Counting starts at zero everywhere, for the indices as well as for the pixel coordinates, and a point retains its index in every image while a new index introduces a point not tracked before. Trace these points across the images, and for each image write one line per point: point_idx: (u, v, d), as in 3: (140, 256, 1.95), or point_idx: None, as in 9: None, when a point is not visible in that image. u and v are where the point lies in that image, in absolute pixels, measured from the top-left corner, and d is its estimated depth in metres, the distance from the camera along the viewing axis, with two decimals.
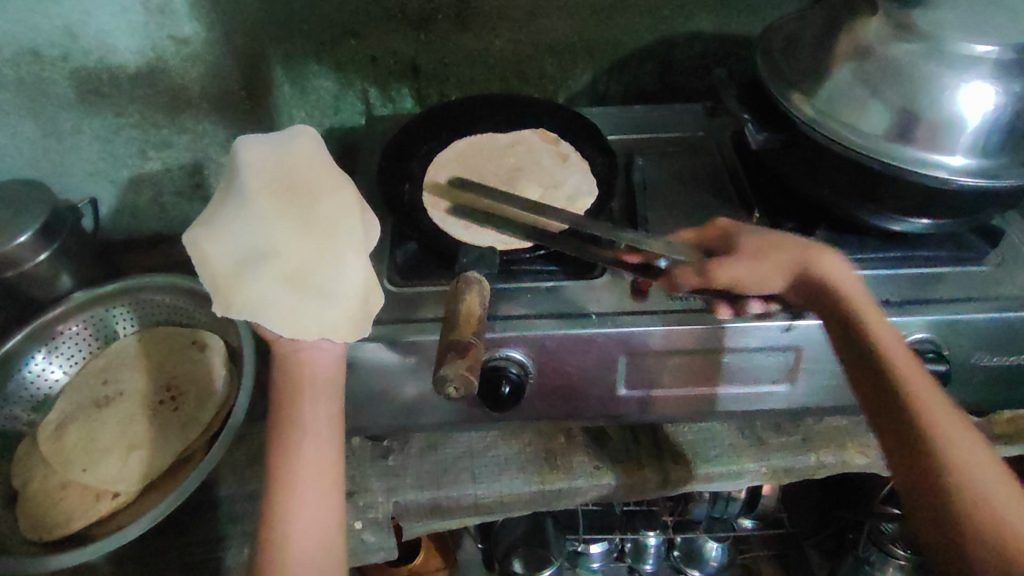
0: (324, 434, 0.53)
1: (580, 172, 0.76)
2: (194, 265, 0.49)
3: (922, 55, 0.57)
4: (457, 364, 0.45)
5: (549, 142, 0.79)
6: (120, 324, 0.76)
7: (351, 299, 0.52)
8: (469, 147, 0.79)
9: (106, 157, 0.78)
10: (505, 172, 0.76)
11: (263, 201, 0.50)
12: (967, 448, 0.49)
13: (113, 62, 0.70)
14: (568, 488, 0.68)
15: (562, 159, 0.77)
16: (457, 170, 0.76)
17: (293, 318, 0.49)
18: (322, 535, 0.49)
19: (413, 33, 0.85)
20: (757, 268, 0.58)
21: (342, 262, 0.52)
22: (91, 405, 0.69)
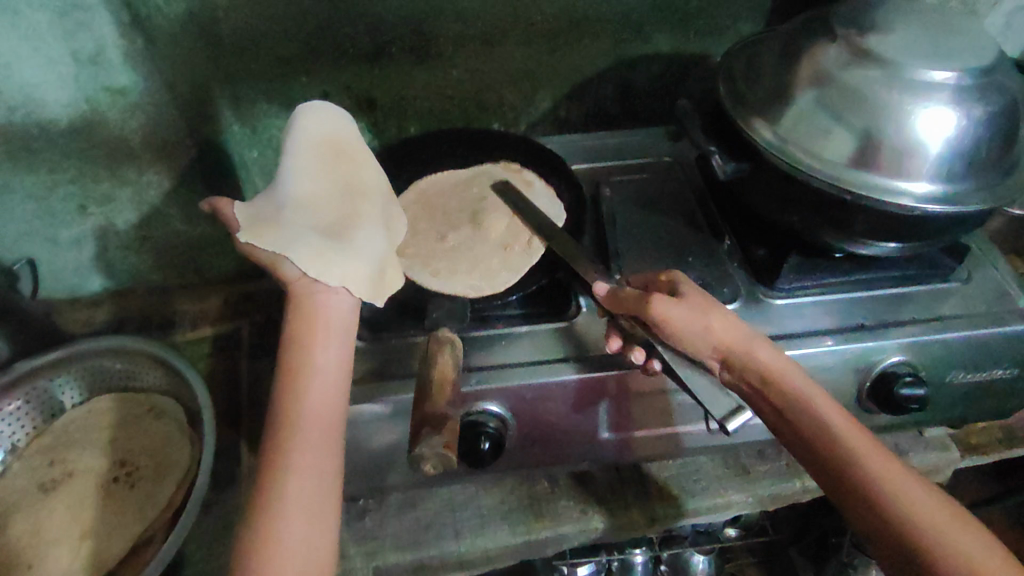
0: (332, 380, 0.49)
1: (545, 196, 0.74)
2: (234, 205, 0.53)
3: (882, 81, 0.57)
4: (434, 442, 0.42)
5: (515, 174, 0.77)
6: (64, 392, 0.70)
7: (372, 268, 0.55)
8: (432, 184, 0.76)
9: (41, 215, 0.73)
10: (471, 209, 0.74)
11: (311, 158, 0.58)
12: (936, 516, 0.44)
13: (44, 118, 0.66)
14: (555, 536, 0.66)
15: (526, 185, 0.75)
16: (420, 211, 0.74)
17: (321, 258, 0.51)
18: (320, 476, 0.46)
19: (367, 66, 0.81)
20: (691, 317, 0.53)
21: (367, 229, 0.57)
22: (36, 491, 0.64)
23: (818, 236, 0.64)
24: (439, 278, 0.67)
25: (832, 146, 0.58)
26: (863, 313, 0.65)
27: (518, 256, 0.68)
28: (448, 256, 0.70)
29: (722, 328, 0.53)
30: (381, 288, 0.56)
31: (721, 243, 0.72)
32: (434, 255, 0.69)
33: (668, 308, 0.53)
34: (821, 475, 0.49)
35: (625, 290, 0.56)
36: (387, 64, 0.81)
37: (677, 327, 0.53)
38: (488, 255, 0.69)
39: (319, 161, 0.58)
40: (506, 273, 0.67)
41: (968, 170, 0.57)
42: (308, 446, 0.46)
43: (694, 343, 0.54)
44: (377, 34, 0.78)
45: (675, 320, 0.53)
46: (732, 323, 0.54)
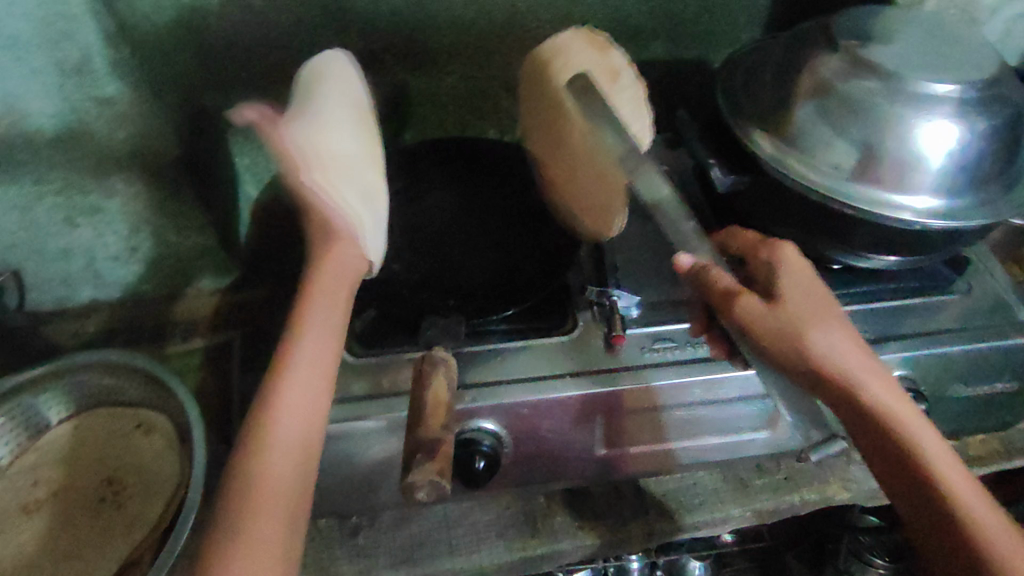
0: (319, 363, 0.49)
1: (629, 94, 0.69)
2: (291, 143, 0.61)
3: (883, 93, 0.56)
4: (427, 469, 0.41)
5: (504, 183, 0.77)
6: (49, 409, 0.69)
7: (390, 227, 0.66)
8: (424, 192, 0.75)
9: (26, 227, 0.71)
10: (463, 219, 0.73)
11: (350, 113, 0.68)
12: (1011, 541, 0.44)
13: (28, 129, 0.64)
14: (551, 553, 0.65)
15: (612, 77, 0.68)
16: (413, 223, 0.72)
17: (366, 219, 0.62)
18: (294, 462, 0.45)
19: (361, 73, 0.80)
20: (774, 316, 0.51)
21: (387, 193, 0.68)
22: (20, 511, 0.62)
23: (817, 248, 0.63)
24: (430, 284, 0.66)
25: (833, 159, 0.58)
26: (863, 327, 0.65)
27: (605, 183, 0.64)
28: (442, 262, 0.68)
29: (813, 336, 0.50)
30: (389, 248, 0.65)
31: None
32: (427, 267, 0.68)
33: (752, 312, 0.51)
34: (895, 482, 0.48)
35: (715, 272, 0.52)
36: (381, 71, 0.80)
37: (760, 330, 0.51)
38: (483, 264, 0.68)
39: (354, 117, 0.68)
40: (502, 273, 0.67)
41: (970, 184, 0.56)
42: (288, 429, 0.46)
43: (777, 344, 0.51)
44: (370, 41, 0.76)
45: (757, 316, 0.51)
46: (825, 327, 0.51)
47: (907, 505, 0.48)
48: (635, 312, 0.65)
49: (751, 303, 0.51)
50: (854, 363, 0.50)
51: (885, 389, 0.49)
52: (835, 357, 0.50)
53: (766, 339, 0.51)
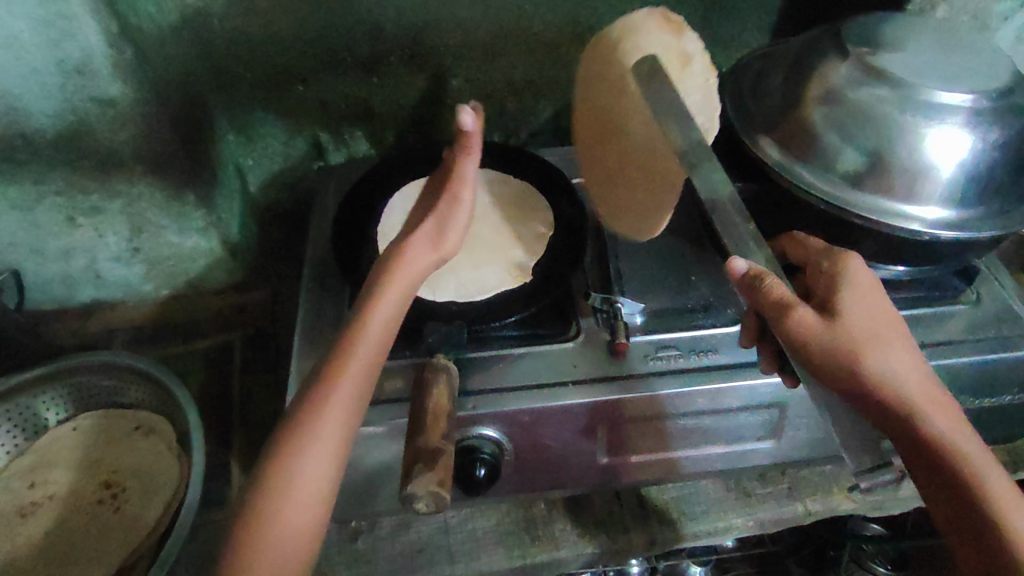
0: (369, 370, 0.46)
1: (700, 82, 0.66)
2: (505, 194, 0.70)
3: (894, 101, 0.55)
4: (428, 480, 0.41)
5: (503, 186, 0.77)
6: (48, 409, 0.69)
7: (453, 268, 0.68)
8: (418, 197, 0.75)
9: (27, 227, 0.71)
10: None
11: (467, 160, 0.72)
12: None
13: (29, 128, 0.64)
14: (551, 561, 0.65)
15: (681, 61, 0.67)
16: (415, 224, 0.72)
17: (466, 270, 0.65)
18: (328, 472, 0.42)
19: (366, 75, 0.79)
20: (831, 332, 0.47)
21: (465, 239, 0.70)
22: (17, 511, 0.62)
23: None
24: (430, 286, 0.65)
25: (841, 168, 0.57)
26: None
27: (665, 180, 0.69)
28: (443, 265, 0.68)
29: (875, 361, 0.47)
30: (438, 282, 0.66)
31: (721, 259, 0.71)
32: None
33: (810, 327, 0.47)
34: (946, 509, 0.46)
35: (772, 282, 0.47)
36: (386, 73, 0.79)
37: (818, 352, 0.47)
38: (485, 266, 0.68)
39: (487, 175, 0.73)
40: (504, 273, 0.67)
41: (981, 194, 0.56)
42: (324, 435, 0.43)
43: (827, 362, 0.47)
44: (375, 43, 0.76)
45: (813, 331, 0.47)
46: (884, 349, 0.48)
47: (954, 531, 0.46)
48: (638, 320, 0.64)
49: (811, 321, 0.48)
50: (911, 385, 0.47)
51: (945, 419, 0.47)
52: (891, 378, 0.47)
53: (819, 357, 0.47)
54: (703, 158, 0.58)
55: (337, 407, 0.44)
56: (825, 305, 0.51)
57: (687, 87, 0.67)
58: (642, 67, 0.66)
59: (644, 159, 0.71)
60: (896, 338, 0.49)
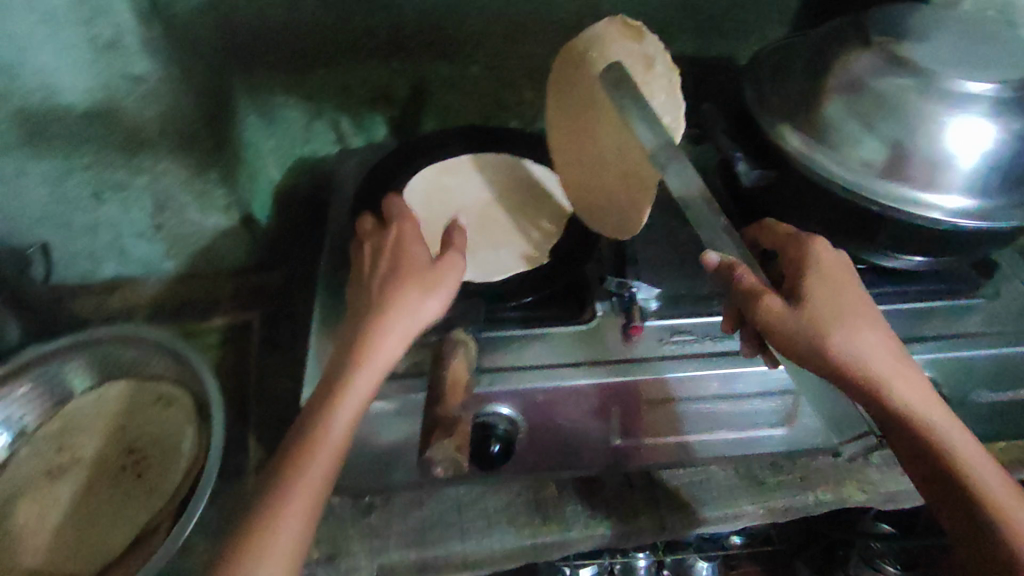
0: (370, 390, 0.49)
1: (666, 82, 0.61)
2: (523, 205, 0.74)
3: (918, 91, 0.55)
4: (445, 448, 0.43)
5: (520, 172, 0.78)
6: (73, 378, 0.70)
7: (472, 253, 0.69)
8: (437, 180, 0.76)
9: (54, 202, 0.72)
10: (478, 205, 0.74)
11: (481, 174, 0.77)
12: None
13: (60, 102, 0.65)
14: (562, 541, 0.65)
15: (646, 64, 0.61)
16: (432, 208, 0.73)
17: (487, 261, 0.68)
18: (303, 531, 0.44)
19: (387, 60, 0.80)
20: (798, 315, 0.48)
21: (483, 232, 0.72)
22: (44, 474, 0.64)
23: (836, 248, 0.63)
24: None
25: (861, 157, 0.57)
26: None
27: (639, 181, 0.60)
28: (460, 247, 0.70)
29: (843, 341, 0.48)
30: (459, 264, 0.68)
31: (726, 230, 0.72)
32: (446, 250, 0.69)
33: (776, 314, 0.48)
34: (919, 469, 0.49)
35: (744, 273, 0.50)
36: (408, 59, 0.80)
37: (788, 337, 0.48)
38: (500, 250, 0.69)
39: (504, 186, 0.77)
40: (518, 258, 0.68)
41: (1004, 185, 0.55)
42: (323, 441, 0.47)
43: (794, 341, 0.48)
44: (397, 28, 0.77)
45: (779, 315, 0.48)
46: (855, 328, 0.48)
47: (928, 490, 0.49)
48: (654, 305, 0.65)
49: (779, 307, 0.49)
50: (881, 361, 0.48)
51: (914, 389, 0.48)
52: (862, 356, 0.48)
53: (786, 339, 0.48)
54: (673, 158, 0.53)
55: (318, 469, 0.45)
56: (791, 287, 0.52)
57: (652, 90, 0.61)
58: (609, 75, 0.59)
59: (614, 164, 0.63)
60: (870, 314, 0.50)
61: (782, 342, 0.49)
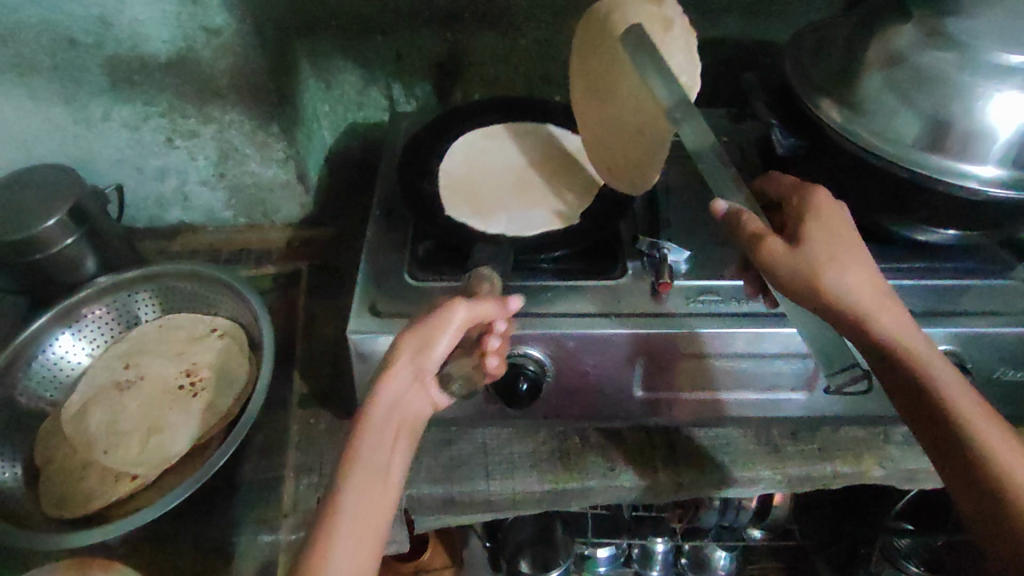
0: (406, 410, 0.51)
1: (682, 44, 0.64)
2: (569, 176, 0.76)
3: (956, 64, 0.56)
4: (461, 364, 0.56)
5: (560, 141, 0.80)
6: (141, 308, 0.81)
7: (506, 211, 0.71)
8: (481, 141, 0.79)
9: (133, 145, 0.81)
10: (517, 167, 0.77)
11: (528, 145, 0.80)
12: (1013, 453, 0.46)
13: (144, 52, 0.73)
14: (581, 488, 0.68)
15: (665, 26, 0.63)
16: (475, 164, 0.76)
17: (519, 219, 0.69)
18: None
19: (439, 30, 0.84)
20: (794, 257, 0.51)
21: (522, 195, 0.73)
22: (114, 387, 0.75)
23: (876, 220, 0.64)
24: (483, 216, 0.69)
25: (896, 128, 0.59)
26: (912, 298, 0.64)
27: (654, 135, 0.64)
28: (497, 203, 0.72)
29: (833, 278, 0.50)
30: (491, 217, 0.70)
31: None
32: (482, 204, 0.72)
33: (775, 254, 0.50)
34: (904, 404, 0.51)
35: (745, 218, 0.52)
36: (459, 30, 0.84)
37: (784, 276, 0.51)
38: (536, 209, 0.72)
39: (550, 158, 0.78)
40: (553, 215, 0.70)
41: None
42: (375, 451, 0.48)
43: (791, 278, 0.50)
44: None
45: (776, 254, 0.51)
46: (845, 267, 0.51)
47: (914, 425, 0.50)
48: (683, 267, 0.66)
49: (777, 250, 0.51)
50: (868, 296, 0.51)
51: (900, 323, 0.50)
52: (850, 293, 0.50)
53: (782, 275, 0.51)
54: (690, 115, 0.58)
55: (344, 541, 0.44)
56: (789, 232, 0.54)
57: (671, 51, 0.63)
58: (627, 37, 0.63)
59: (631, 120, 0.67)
60: (859, 259, 0.52)
61: (780, 278, 0.51)
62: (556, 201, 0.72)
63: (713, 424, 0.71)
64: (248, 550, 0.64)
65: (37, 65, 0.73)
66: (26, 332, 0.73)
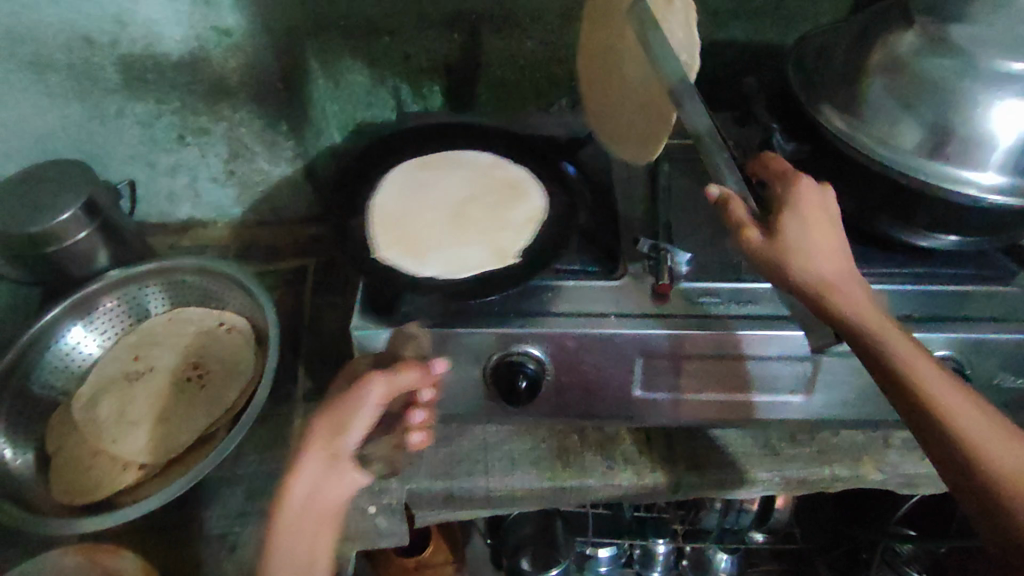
0: (315, 495, 0.58)
1: (682, 19, 0.69)
2: (502, 207, 0.73)
3: (956, 72, 0.57)
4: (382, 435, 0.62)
5: (499, 170, 0.78)
6: (152, 302, 0.83)
7: (440, 250, 0.68)
8: (414, 174, 0.78)
9: (145, 141, 0.83)
10: (449, 203, 0.75)
11: (460, 177, 0.78)
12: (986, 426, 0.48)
13: (158, 51, 0.75)
14: (580, 487, 0.69)
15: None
16: (403, 202, 0.73)
17: (453, 259, 0.67)
18: None
19: (446, 31, 0.85)
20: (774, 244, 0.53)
21: (455, 232, 0.71)
22: (124, 378, 0.76)
23: (880, 226, 0.64)
24: (413, 259, 0.67)
25: (898, 136, 0.59)
26: (911, 304, 0.64)
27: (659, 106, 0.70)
28: (433, 239, 0.70)
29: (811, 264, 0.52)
30: (423, 258, 0.67)
31: None
32: (414, 241, 0.69)
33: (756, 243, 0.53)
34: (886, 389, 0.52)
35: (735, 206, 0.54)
36: (466, 31, 0.85)
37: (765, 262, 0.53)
38: (473, 244, 0.69)
39: (484, 188, 0.76)
40: (487, 251, 0.68)
41: None
42: (298, 539, 0.57)
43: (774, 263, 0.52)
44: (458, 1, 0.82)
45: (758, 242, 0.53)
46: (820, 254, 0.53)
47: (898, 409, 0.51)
48: (683, 268, 0.67)
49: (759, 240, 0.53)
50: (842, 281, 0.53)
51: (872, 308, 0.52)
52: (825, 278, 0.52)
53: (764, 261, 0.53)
54: (687, 96, 0.60)
55: None
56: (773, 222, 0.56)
57: (671, 23, 0.69)
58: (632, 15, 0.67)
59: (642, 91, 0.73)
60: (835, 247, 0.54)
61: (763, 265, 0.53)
62: (489, 236, 0.70)
63: (723, 425, 0.69)
64: (250, 539, 0.65)
65: (53, 63, 0.74)
66: (41, 323, 0.75)
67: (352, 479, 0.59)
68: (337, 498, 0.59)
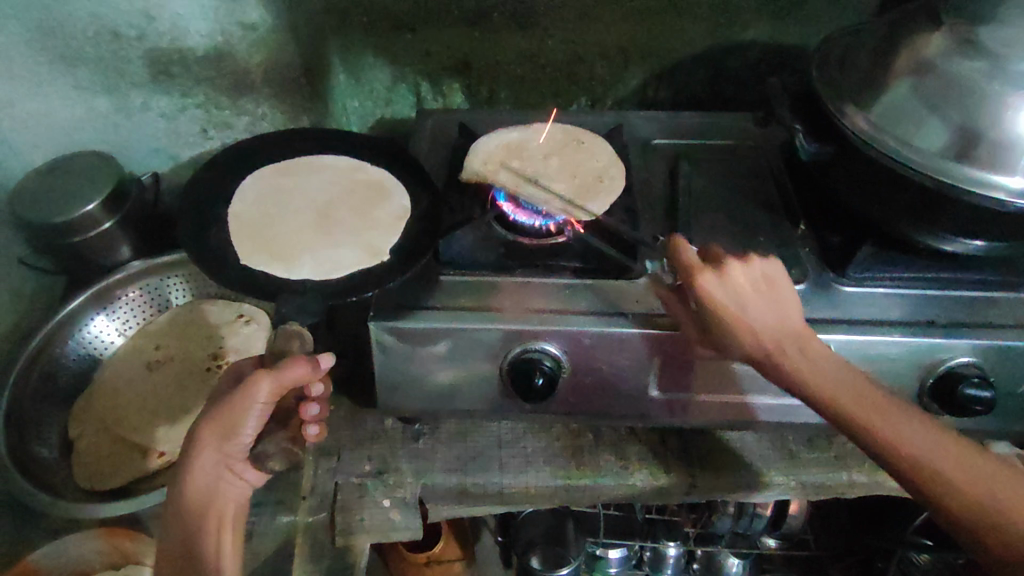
0: (216, 497, 0.56)
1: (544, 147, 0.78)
2: (368, 207, 0.72)
3: (986, 74, 0.56)
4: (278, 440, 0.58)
5: (360, 173, 0.76)
6: (174, 293, 0.85)
7: (310, 254, 0.66)
8: (275, 180, 0.74)
9: (169, 134, 0.84)
10: (315, 208, 0.73)
11: (325, 179, 0.75)
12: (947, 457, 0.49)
13: (184, 45, 0.77)
14: (594, 485, 0.69)
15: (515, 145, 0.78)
16: (263, 208, 0.70)
17: (323, 262, 0.65)
18: None
19: (468, 29, 0.85)
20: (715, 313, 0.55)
21: (325, 236, 0.69)
22: (143, 366, 0.78)
23: (903, 229, 0.62)
24: (282, 264, 0.64)
25: (922, 137, 0.57)
26: (935, 309, 0.63)
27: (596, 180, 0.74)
28: (299, 247, 0.67)
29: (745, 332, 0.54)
30: (292, 263, 0.65)
31: (795, 224, 0.72)
32: (278, 248, 0.66)
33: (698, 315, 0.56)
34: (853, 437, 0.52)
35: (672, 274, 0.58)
36: (488, 29, 0.85)
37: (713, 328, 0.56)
38: (340, 248, 0.67)
39: (348, 191, 0.74)
40: (357, 250, 0.67)
41: None
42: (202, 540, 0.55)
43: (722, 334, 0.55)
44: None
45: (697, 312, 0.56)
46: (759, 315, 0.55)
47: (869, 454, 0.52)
48: None
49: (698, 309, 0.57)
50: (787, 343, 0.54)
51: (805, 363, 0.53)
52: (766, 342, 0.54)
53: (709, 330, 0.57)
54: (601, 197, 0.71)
55: None
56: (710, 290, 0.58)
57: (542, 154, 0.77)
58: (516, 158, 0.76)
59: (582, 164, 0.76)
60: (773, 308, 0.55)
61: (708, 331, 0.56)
62: (357, 237, 0.68)
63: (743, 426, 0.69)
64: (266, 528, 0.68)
65: (82, 56, 0.76)
66: (65, 311, 0.77)
67: (253, 474, 0.58)
68: (238, 499, 0.58)
